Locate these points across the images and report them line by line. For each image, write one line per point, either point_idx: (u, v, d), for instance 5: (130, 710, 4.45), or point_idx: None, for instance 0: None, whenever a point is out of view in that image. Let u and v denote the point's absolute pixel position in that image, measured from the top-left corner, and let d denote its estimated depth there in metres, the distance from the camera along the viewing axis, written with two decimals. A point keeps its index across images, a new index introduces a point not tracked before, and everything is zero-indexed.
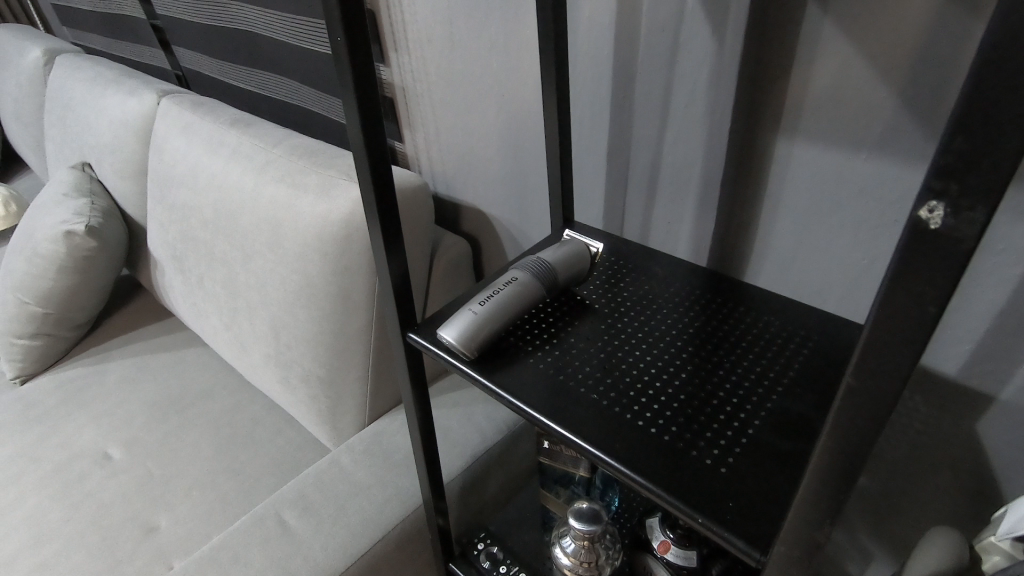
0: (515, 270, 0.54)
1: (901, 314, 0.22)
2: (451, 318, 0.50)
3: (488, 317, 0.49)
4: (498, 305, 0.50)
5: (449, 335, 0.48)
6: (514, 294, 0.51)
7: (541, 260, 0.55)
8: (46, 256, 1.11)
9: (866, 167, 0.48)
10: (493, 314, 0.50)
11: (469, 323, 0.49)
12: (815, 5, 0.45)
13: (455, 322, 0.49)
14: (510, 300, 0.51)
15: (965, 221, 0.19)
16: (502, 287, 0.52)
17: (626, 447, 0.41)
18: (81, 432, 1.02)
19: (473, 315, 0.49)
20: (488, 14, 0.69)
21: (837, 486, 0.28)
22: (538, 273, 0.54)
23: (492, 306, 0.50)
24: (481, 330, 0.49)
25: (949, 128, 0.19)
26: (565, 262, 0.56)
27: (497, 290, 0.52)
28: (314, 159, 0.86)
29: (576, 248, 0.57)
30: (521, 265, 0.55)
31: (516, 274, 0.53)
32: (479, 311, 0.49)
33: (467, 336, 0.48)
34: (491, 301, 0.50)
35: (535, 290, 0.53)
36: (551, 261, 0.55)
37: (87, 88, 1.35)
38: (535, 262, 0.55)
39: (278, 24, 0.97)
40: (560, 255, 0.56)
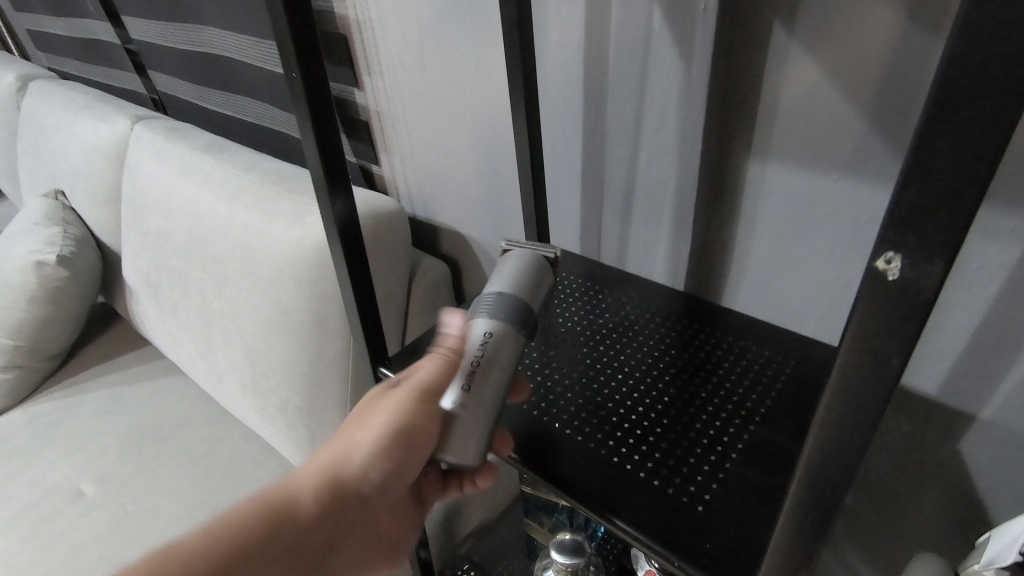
0: (480, 314, 0.41)
1: (866, 365, 0.21)
2: (432, 418, 0.39)
3: (484, 405, 0.38)
4: (493, 383, 0.39)
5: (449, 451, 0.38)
6: (503, 357, 0.40)
7: (509, 291, 0.42)
8: (15, 287, 1.08)
9: (837, 191, 0.48)
10: (490, 401, 0.39)
11: (466, 424, 0.38)
12: (780, 29, 0.44)
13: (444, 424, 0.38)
14: (503, 369, 0.40)
15: (923, 273, 0.19)
16: (483, 350, 0.39)
17: (602, 486, 0.40)
18: (52, 469, 0.99)
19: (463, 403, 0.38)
20: (459, 37, 0.68)
21: (811, 536, 0.27)
22: (515, 311, 0.41)
23: (486, 386, 0.39)
24: (479, 429, 0.38)
25: (902, 178, 0.18)
26: (534, 286, 0.43)
27: (477, 359, 0.39)
28: (288, 185, 0.85)
29: (535, 259, 0.45)
30: (482, 312, 0.42)
31: (492, 325, 0.40)
32: (468, 397, 0.38)
33: (470, 444, 0.38)
34: (483, 380, 0.39)
35: (519, 338, 0.41)
36: (520, 290, 0.42)
37: (60, 114, 1.33)
38: (500, 294, 0.42)
39: (250, 47, 0.96)
40: (521, 278, 0.43)
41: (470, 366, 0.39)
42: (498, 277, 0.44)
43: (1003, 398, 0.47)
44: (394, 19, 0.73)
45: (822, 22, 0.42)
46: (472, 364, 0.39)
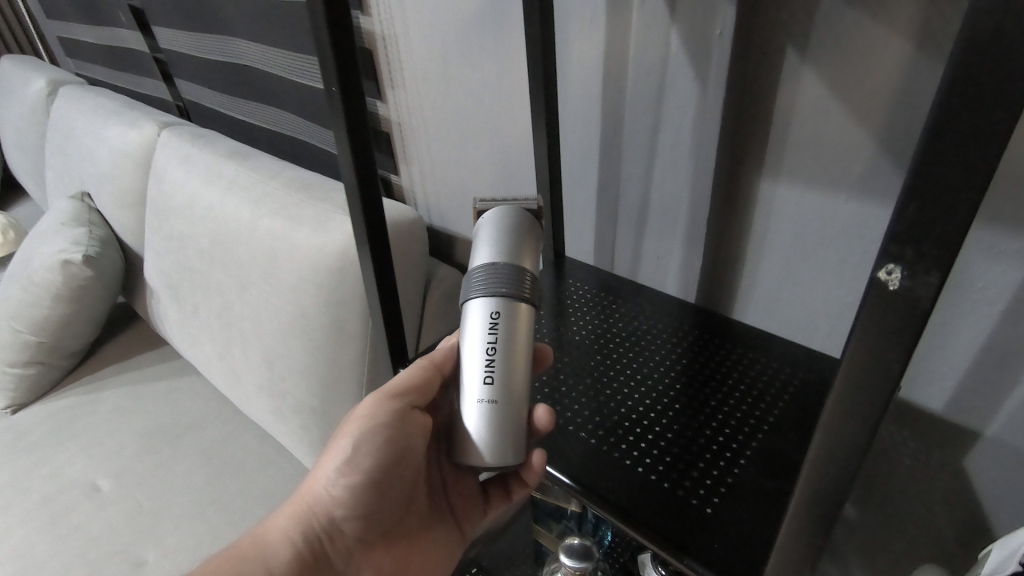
0: (478, 295, 0.37)
1: (869, 369, 0.23)
2: (463, 425, 0.36)
3: (512, 401, 0.36)
4: (514, 374, 0.36)
5: (490, 457, 0.35)
6: (518, 344, 0.36)
7: (503, 261, 0.37)
8: (42, 285, 1.11)
9: (846, 209, 0.49)
10: (514, 395, 0.36)
11: (500, 425, 0.36)
12: (793, 53, 0.46)
13: (476, 431, 0.35)
14: (521, 356, 0.36)
15: (921, 283, 0.20)
16: (494, 340, 0.36)
17: (613, 486, 0.41)
18: (70, 463, 1.01)
19: (492, 405, 0.35)
20: (481, 54, 0.71)
21: (818, 535, 0.28)
22: (516, 284, 0.36)
23: (508, 379, 0.36)
24: (514, 426, 0.36)
25: (902, 197, 0.20)
26: (528, 248, 0.38)
27: (491, 354, 0.36)
28: (311, 192, 0.88)
29: (517, 214, 0.38)
30: (475, 298, 0.37)
31: (497, 309, 0.36)
32: (494, 396, 0.36)
33: (509, 443, 0.36)
34: (504, 373, 0.36)
35: (524, 309, 0.37)
36: (513, 256, 0.37)
37: (88, 119, 1.37)
38: (493, 268, 0.37)
39: (277, 58, 1.00)
40: (510, 239, 0.38)
41: (486, 361, 0.36)
42: (484, 243, 0.38)
43: (1008, 415, 0.48)
44: (418, 35, 0.76)
45: (834, 48, 0.44)
46: (487, 359, 0.36)
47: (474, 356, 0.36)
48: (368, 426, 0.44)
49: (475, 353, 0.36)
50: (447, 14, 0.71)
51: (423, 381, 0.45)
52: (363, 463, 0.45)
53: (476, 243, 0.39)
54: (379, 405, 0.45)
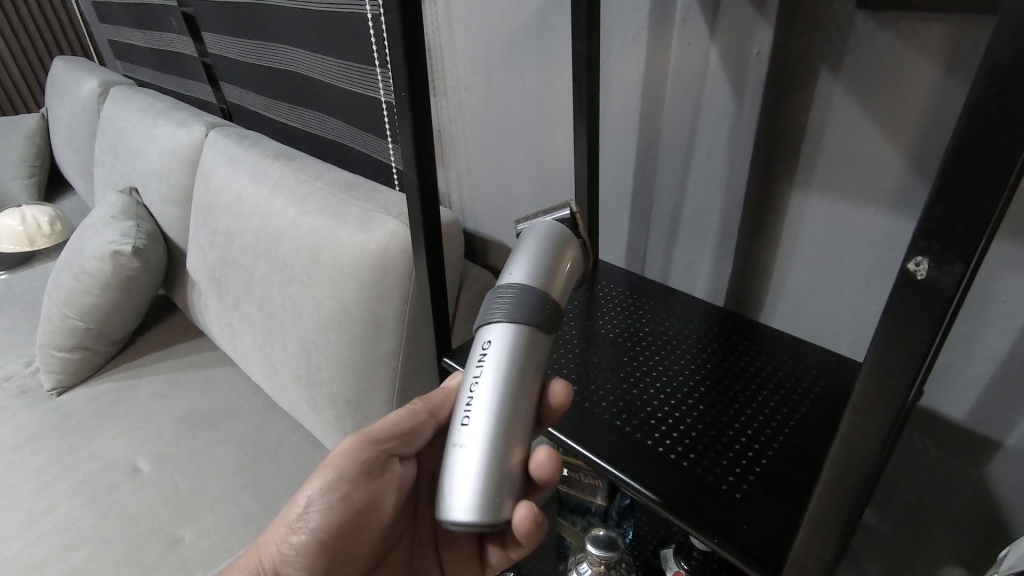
0: (491, 320, 0.36)
1: (897, 352, 0.26)
2: (445, 472, 0.34)
3: (494, 446, 0.33)
4: (500, 413, 0.34)
5: (466, 512, 0.32)
6: (505, 379, 0.34)
7: (532, 286, 0.35)
8: (93, 273, 1.17)
9: (875, 220, 0.52)
10: (499, 436, 0.33)
11: (479, 476, 0.33)
12: (827, 73, 0.49)
13: (455, 481, 0.33)
14: (508, 393, 0.34)
15: (945, 273, 0.23)
16: (479, 374, 0.35)
17: (646, 470, 0.44)
18: (112, 444, 1.06)
19: (470, 451, 0.33)
20: (524, 66, 0.74)
21: (848, 507, 0.31)
22: (536, 314, 0.35)
23: (492, 419, 0.33)
24: (497, 477, 0.33)
25: (930, 197, 0.23)
26: (561, 276, 0.37)
27: (473, 390, 0.34)
28: (354, 192, 0.92)
29: (559, 238, 0.38)
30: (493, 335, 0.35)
31: (490, 339, 0.35)
32: (471, 440, 0.33)
33: (491, 496, 0.33)
34: (488, 412, 0.34)
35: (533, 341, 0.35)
36: (543, 283, 0.36)
37: (139, 118, 1.44)
38: (516, 298, 0.35)
39: (324, 66, 1.04)
40: (546, 263, 0.37)
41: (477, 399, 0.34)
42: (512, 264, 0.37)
43: None
44: (464, 47, 0.80)
45: (867, 69, 0.47)
46: (467, 398, 0.35)
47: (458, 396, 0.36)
48: (344, 468, 0.47)
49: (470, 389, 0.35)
50: (494, 27, 0.75)
51: (409, 429, 0.47)
52: (329, 504, 0.48)
53: (511, 260, 0.38)
54: (357, 449, 0.47)
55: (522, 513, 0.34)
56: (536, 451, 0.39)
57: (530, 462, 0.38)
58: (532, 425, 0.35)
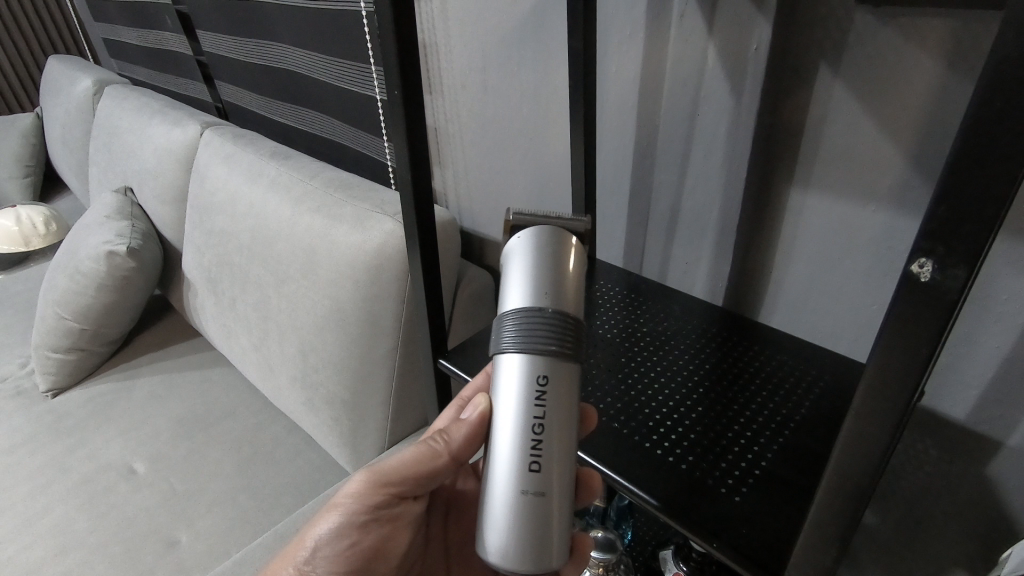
0: (524, 352, 0.32)
1: (899, 355, 0.25)
2: (500, 518, 0.32)
3: (561, 487, 0.32)
4: (565, 453, 0.32)
5: (533, 558, 0.31)
6: (568, 418, 0.32)
7: (557, 309, 0.32)
8: (88, 274, 1.16)
9: (874, 218, 0.51)
10: (549, 483, 0.32)
11: (549, 521, 0.32)
12: (826, 69, 0.49)
13: (519, 529, 0.31)
14: (570, 430, 0.33)
15: (949, 276, 0.23)
16: (542, 414, 0.32)
17: (644, 474, 0.44)
18: (108, 445, 1.05)
19: (539, 497, 0.31)
20: (520, 64, 0.74)
21: (845, 511, 0.30)
22: (571, 340, 0.32)
23: (558, 461, 0.32)
24: (562, 517, 0.32)
25: (934, 198, 0.22)
26: (577, 292, 0.34)
27: (539, 432, 0.32)
28: (351, 192, 0.91)
29: (556, 246, 0.33)
30: (528, 371, 0.32)
31: (545, 373, 0.32)
32: (540, 486, 0.32)
33: (558, 539, 0.32)
34: (553, 454, 0.32)
35: (571, 375, 0.33)
36: (567, 303, 0.33)
37: (134, 117, 1.43)
38: (540, 322, 0.32)
39: (319, 64, 1.04)
40: (549, 279, 0.33)
41: (530, 443, 0.32)
42: (523, 282, 0.33)
43: None
44: (459, 45, 0.80)
45: (867, 66, 0.46)
46: (532, 442, 0.32)
47: (515, 437, 0.32)
48: (353, 511, 0.47)
49: (519, 431, 0.32)
50: (490, 25, 0.74)
51: (423, 472, 0.46)
52: (337, 550, 0.47)
53: (508, 280, 0.34)
54: (368, 492, 0.47)
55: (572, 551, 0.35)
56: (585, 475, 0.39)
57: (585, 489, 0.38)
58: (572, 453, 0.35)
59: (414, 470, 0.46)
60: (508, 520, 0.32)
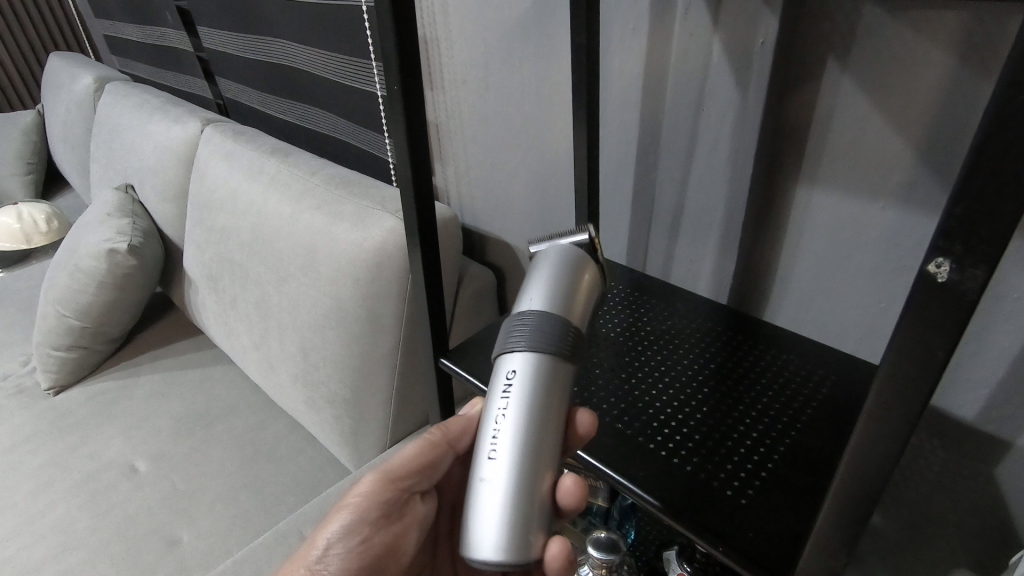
0: (505, 351, 0.35)
1: (914, 357, 0.25)
2: (469, 507, 0.33)
3: (523, 483, 0.32)
4: (529, 451, 0.32)
5: (492, 551, 0.31)
6: (532, 414, 0.33)
7: (537, 312, 0.34)
8: (88, 272, 1.16)
9: (882, 216, 0.50)
10: (510, 475, 0.32)
11: (509, 517, 0.32)
12: (834, 64, 0.48)
13: (481, 520, 0.32)
14: (536, 427, 0.33)
15: (968, 276, 0.22)
16: (505, 406, 0.33)
17: (648, 476, 0.43)
18: (110, 443, 1.05)
19: (498, 490, 0.32)
20: (522, 59, 0.73)
21: (856, 516, 0.30)
22: (556, 342, 0.33)
23: (520, 456, 0.32)
24: (526, 515, 0.32)
25: (952, 196, 0.22)
26: (580, 304, 0.35)
27: (499, 424, 0.33)
28: (351, 189, 0.91)
29: (553, 257, 0.36)
30: (503, 366, 0.35)
31: (514, 368, 0.34)
32: (499, 478, 0.32)
33: (518, 538, 0.31)
34: (513, 449, 0.32)
35: (542, 371, 0.33)
36: (558, 307, 0.34)
37: (134, 114, 1.42)
38: (521, 323, 0.34)
39: (319, 60, 1.03)
40: (566, 290, 0.35)
41: (492, 433, 0.33)
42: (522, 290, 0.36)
43: None
44: (461, 40, 0.79)
45: (876, 60, 0.45)
46: (493, 430, 0.33)
47: (484, 427, 0.34)
48: (365, 508, 0.47)
49: (487, 421, 0.34)
50: (491, 19, 0.73)
51: (429, 463, 0.47)
52: (350, 548, 0.46)
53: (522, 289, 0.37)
54: (379, 489, 0.47)
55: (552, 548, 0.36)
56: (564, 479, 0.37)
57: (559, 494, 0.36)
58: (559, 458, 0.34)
59: (423, 461, 0.47)
60: (475, 507, 0.33)
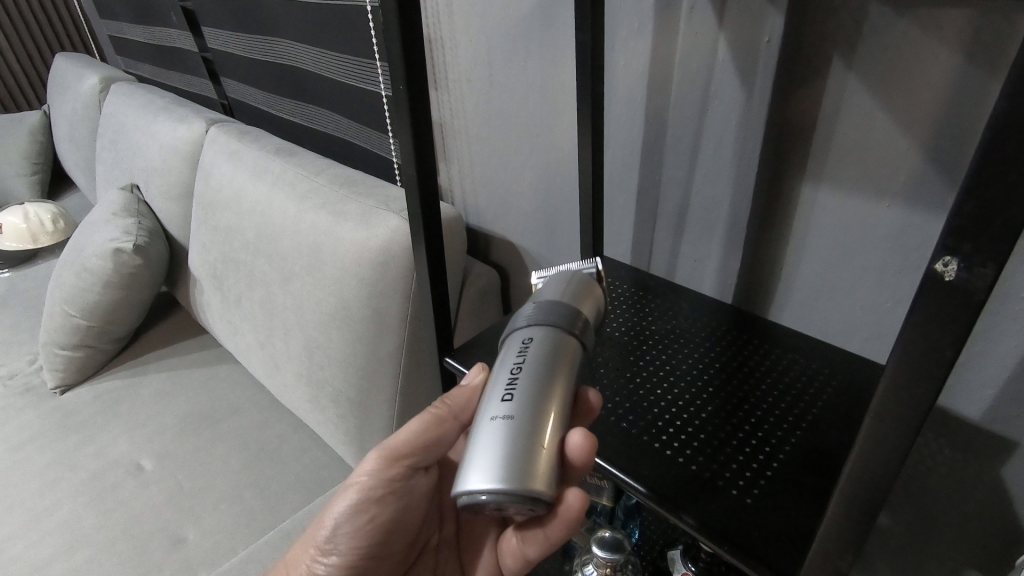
0: (518, 328, 0.36)
1: (922, 357, 0.24)
2: (468, 450, 0.31)
3: (531, 420, 0.30)
4: (540, 393, 0.32)
5: (490, 478, 0.29)
6: (550, 367, 0.33)
7: (551, 299, 0.37)
8: (94, 271, 1.16)
9: (889, 215, 0.50)
10: (534, 410, 0.31)
11: (512, 447, 0.29)
12: (840, 62, 0.47)
13: (482, 454, 0.30)
14: (553, 378, 0.32)
15: (976, 275, 0.22)
16: (523, 360, 0.34)
17: (654, 475, 0.43)
18: (116, 442, 1.06)
19: (513, 425, 0.30)
20: (526, 58, 0.73)
21: (861, 516, 0.30)
22: (567, 320, 0.36)
23: (538, 396, 0.31)
24: (530, 450, 0.29)
25: (961, 195, 0.22)
26: (583, 301, 0.38)
27: (513, 372, 0.33)
28: (357, 188, 0.91)
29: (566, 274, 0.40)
30: (519, 333, 0.36)
31: (531, 335, 0.35)
32: (509, 414, 0.31)
33: (518, 469, 0.29)
34: (524, 390, 0.32)
35: (560, 339, 0.35)
36: (569, 299, 0.37)
37: (140, 115, 1.43)
38: (536, 307, 0.37)
39: (324, 60, 1.03)
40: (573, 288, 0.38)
41: (508, 381, 0.33)
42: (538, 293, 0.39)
43: None
44: (465, 39, 0.79)
45: (882, 58, 0.45)
46: (511, 376, 0.33)
47: (499, 378, 0.34)
48: (368, 489, 0.47)
49: (503, 374, 0.34)
50: (496, 19, 0.73)
51: (431, 441, 0.45)
52: (356, 526, 0.48)
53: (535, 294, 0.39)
54: (382, 468, 0.46)
55: (572, 496, 0.35)
56: (571, 433, 0.34)
57: (564, 446, 0.33)
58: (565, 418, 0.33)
59: (426, 441, 0.45)
60: (483, 442, 0.30)
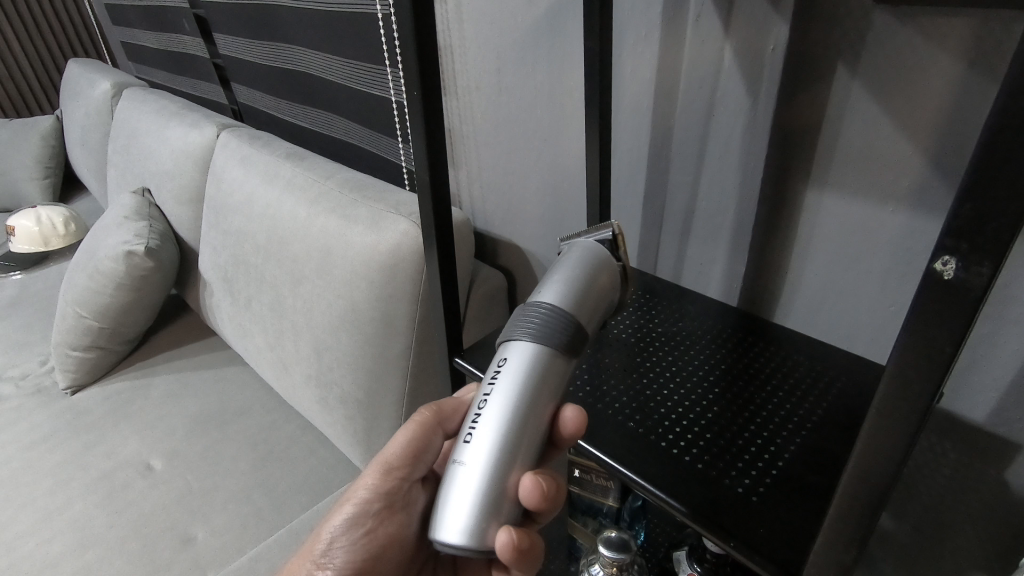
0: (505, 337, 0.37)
1: (922, 355, 0.25)
2: (444, 488, 0.34)
3: (486, 468, 0.33)
4: (508, 440, 0.34)
5: (457, 534, 0.32)
6: (511, 405, 0.34)
7: (541, 302, 0.37)
8: (106, 274, 1.18)
9: (892, 220, 0.51)
10: (493, 459, 0.33)
11: (477, 500, 0.33)
12: (844, 70, 0.48)
13: (451, 498, 0.34)
14: (515, 417, 0.34)
15: (973, 274, 0.23)
16: (489, 394, 0.35)
17: (659, 473, 0.44)
18: (125, 442, 1.07)
19: (473, 473, 0.33)
20: (535, 65, 0.74)
21: (864, 516, 0.30)
22: (553, 335, 0.36)
23: (497, 440, 0.34)
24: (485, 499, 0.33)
25: (959, 197, 0.22)
26: (590, 299, 0.38)
27: (482, 407, 0.35)
28: (367, 193, 0.92)
29: (586, 260, 0.39)
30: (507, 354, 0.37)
31: (506, 356, 0.36)
32: (475, 461, 0.34)
33: (487, 521, 0.33)
34: (501, 431, 0.34)
35: (546, 364, 0.35)
36: (569, 303, 0.37)
37: (152, 120, 1.45)
38: (533, 311, 0.37)
39: (335, 66, 1.05)
40: (584, 285, 0.38)
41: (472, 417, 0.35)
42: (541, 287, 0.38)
43: None
44: (475, 47, 0.80)
45: (885, 66, 0.46)
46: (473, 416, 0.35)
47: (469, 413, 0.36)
48: (366, 502, 0.49)
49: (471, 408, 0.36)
50: (506, 26, 0.74)
51: (421, 447, 0.47)
52: (354, 539, 0.49)
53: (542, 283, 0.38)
54: (379, 481, 0.48)
55: (501, 539, 0.33)
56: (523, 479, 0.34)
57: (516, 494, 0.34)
58: (533, 450, 0.35)
59: (416, 449, 0.47)
60: (451, 486, 0.34)
